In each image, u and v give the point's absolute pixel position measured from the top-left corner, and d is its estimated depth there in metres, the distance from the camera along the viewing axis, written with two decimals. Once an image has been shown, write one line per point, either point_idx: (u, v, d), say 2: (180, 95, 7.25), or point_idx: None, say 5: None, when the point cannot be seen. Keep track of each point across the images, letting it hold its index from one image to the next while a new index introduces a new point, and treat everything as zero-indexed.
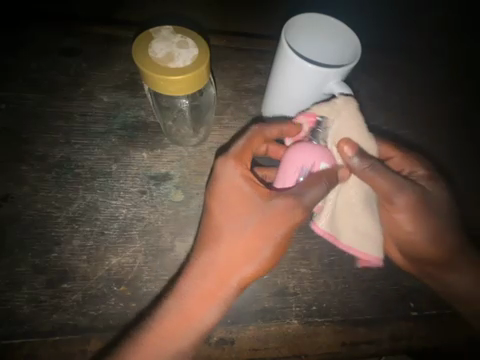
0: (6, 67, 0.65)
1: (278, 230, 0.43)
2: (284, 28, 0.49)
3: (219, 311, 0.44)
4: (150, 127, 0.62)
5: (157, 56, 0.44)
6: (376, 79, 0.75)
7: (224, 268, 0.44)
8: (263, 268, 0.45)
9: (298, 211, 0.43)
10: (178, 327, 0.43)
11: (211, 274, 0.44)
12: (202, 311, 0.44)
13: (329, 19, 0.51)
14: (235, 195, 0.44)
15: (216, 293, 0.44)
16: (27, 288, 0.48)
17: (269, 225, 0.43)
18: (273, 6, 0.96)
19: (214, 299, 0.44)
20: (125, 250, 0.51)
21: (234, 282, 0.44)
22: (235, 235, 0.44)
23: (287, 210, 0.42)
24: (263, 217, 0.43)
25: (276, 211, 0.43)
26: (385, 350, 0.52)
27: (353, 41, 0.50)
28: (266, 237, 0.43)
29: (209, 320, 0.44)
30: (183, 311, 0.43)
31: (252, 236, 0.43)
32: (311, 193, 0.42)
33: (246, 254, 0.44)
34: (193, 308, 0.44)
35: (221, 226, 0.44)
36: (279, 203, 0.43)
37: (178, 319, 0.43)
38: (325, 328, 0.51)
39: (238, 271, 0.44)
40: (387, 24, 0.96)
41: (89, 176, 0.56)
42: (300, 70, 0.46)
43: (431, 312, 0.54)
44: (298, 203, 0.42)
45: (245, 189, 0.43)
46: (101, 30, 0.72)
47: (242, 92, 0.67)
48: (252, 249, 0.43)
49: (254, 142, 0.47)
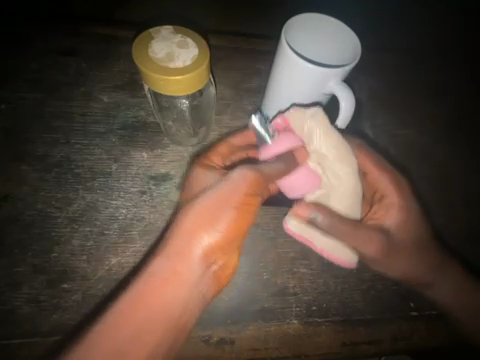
0: (5, 67, 0.65)
1: (236, 195, 0.43)
2: (284, 28, 0.49)
3: (188, 291, 0.43)
4: (150, 127, 0.62)
5: (157, 56, 0.44)
6: (376, 80, 0.75)
7: (186, 238, 0.43)
8: (224, 240, 0.43)
9: (250, 175, 0.44)
10: (140, 306, 0.42)
11: (173, 249, 0.43)
12: (169, 289, 0.43)
13: (329, 20, 0.52)
14: (197, 185, 0.47)
15: (180, 268, 0.43)
16: (27, 288, 0.48)
17: (224, 191, 0.43)
18: (273, 6, 0.96)
19: (182, 278, 0.43)
20: (125, 250, 0.51)
21: (196, 256, 0.43)
22: (194, 206, 0.43)
23: (243, 179, 0.43)
24: (220, 187, 0.43)
25: (232, 180, 0.43)
26: (385, 350, 0.53)
27: (352, 41, 0.50)
28: (225, 204, 0.43)
29: (177, 302, 0.43)
30: (148, 288, 0.42)
31: (209, 203, 0.43)
32: (269, 166, 0.45)
33: (206, 224, 0.43)
34: (158, 286, 0.43)
35: (183, 202, 0.45)
36: (234, 174, 0.44)
37: (140, 298, 0.42)
38: (325, 328, 0.51)
39: (201, 246, 0.43)
40: (386, 24, 0.96)
41: (89, 176, 0.56)
42: (300, 70, 0.47)
43: (431, 312, 0.54)
44: (258, 171, 0.44)
45: (208, 177, 0.48)
46: (101, 30, 0.72)
47: (242, 92, 0.67)
48: (211, 217, 0.43)
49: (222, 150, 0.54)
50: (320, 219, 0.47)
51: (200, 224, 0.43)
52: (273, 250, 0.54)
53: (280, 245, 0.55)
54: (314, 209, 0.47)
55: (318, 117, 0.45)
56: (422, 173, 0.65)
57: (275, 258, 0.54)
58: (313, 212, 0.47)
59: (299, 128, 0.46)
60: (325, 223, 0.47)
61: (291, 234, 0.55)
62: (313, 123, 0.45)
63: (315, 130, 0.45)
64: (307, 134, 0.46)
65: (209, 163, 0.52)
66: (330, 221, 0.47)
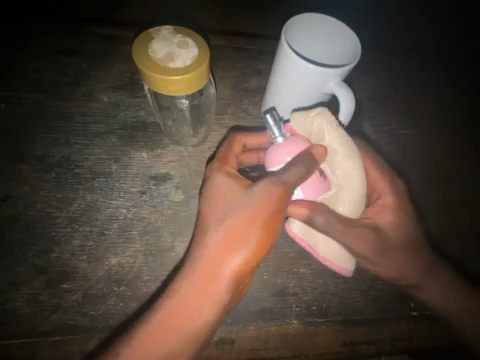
0: (5, 67, 0.65)
1: (261, 216, 0.42)
2: (284, 28, 0.49)
3: (217, 309, 0.42)
4: (150, 127, 0.62)
5: (157, 56, 0.44)
6: (377, 80, 0.75)
7: (217, 258, 0.42)
8: (255, 255, 0.42)
9: (276, 190, 0.42)
10: (170, 328, 0.41)
11: (203, 270, 0.42)
12: (199, 309, 0.42)
13: (329, 19, 0.51)
14: (221, 191, 0.45)
15: (210, 288, 0.42)
16: (27, 288, 0.48)
17: (251, 211, 0.42)
18: (273, 6, 0.96)
19: (209, 297, 0.42)
20: (125, 250, 0.51)
21: (227, 276, 0.42)
22: (225, 224, 0.42)
23: (271, 193, 0.42)
24: (246, 205, 0.42)
25: (258, 198, 0.42)
26: (385, 351, 0.53)
27: (351, 41, 0.50)
28: (250, 225, 0.42)
29: (206, 321, 0.42)
30: (176, 309, 0.41)
31: (238, 222, 0.42)
32: (290, 174, 0.42)
33: (235, 242, 0.42)
34: (187, 307, 0.42)
35: (210, 219, 0.44)
36: (259, 190, 0.42)
37: (170, 320, 0.41)
38: (325, 328, 0.51)
39: (229, 262, 0.42)
40: (386, 24, 0.96)
41: (89, 176, 0.56)
42: (299, 70, 0.46)
43: (431, 311, 0.54)
44: (282, 183, 0.42)
45: (230, 184, 0.45)
46: (101, 30, 0.72)
47: (242, 92, 0.67)
48: (240, 234, 0.42)
49: (235, 150, 0.50)
50: (320, 220, 0.45)
51: (229, 241, 0.42)
52: (273, 250, 0.54)
53: (280, 245, 0.55)
54: (314, 210, 0.45)
55: (324, 113, 0.46)
56: (422, 173, 0.65)
57: (275, 258, 0.54)
58: (313, 212, 0.45)
59: (305, 125, 0.47)
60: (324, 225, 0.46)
61: (291, 234, 0.55)
62: (320, 121, 0.46)
63: (323, 127, 0.46)
64: (317, 130, 0.46)
65: (228, 168, 0.47)
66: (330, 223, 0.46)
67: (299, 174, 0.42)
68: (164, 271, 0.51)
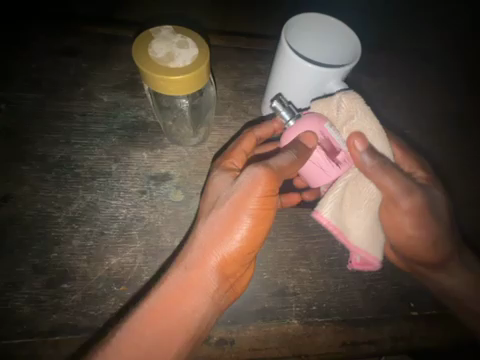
0: (6, 67, 0.65)
1: (249, 198, 0.42)
2: (284, 28, 0.49)
3: (204, 301, 0.44)
4: (150, 127, 0.62)
5: (157, 56, 0.44)
6: (377, 79, 0.74)
7: (203, 249, 0.43)
8: (243, 247, 0.43)
9: (264, 174, 0.42)
10: (161, 314, 0.42)
11: (191, 260, 0.44)
12: (186, 297, 0.43)
13: (329, 19, 0.51)
14: (215, 183, 0.47)
15: (196, 279, 0.43)
16: (27, 288, 0.48)
17: (241, 198, 0.43)
18: (273, 6, 0.96)
19: (199, 286, 0.43)
20: (125, 250, 0.51)
21: (212, 268, 0.44)
22: (214, 216, 0.44)
23: (257, 178, 0.42)
24: (232, 195, 0.43)
25: (243, 185, 0.43)
26: (385, 351, 0.53)
27: (352, 41, 0.50)
28: (239, 211, 0.43)
29: (193, 310, 0.43)
30: (165, 296, 0.42)
31: (224, 214, 0.43)
32: (283, 159, 0.44)
33: (224, 232, 0.43)
34: (176, 295, 0.43)
35: (202, 213, 0.46)
36: (245, 177, 0.43)
37: (157, 308, 0.42)
38: (325, 328, 0.51)
39: (217, 252, 0.43)
40: (386, 24, 0.96)
41: (89, 176, 0.56)
42: (299, 70, 0.46)
43: (431, 311, 0.54)
44: (268, 168, 0.43)
45: (222, 177, 0.47)
46: (101, 30, 0.72)
47: (242, 92, 0.67)
48: (229, 225, 0.43)
49: (245, 145, 0.51)
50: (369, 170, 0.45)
51: (219, 232, 0.43)
52: (273, 250, 0.54)
53: (280, 245, 0.55)
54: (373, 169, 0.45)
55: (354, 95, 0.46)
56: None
57: (275, 258, 0.54)
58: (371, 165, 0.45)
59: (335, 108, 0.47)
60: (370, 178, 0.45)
61: (291, 234, 0.55)
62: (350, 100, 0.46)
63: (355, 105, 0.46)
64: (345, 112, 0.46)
65: (228, 164, 0.49)
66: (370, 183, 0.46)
67: (289, 159, 0.44)
68: (164, 272, 0.51)
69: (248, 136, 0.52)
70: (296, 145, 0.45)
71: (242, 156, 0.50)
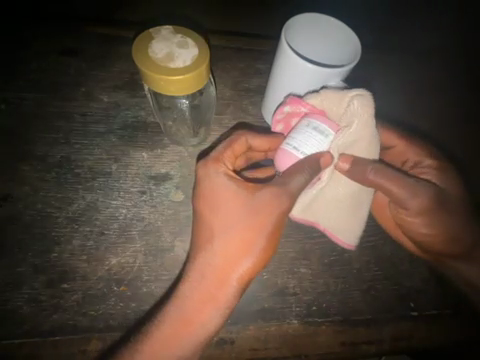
0: (5, 67, 0.65)
1: (269, 220, 0.43)
2: (284, 28, 0.49)
3: (223, 314, 0.44)
4: (150, 127, 0.62)
5: (157, 56, 0.44)
6: (377, 80, 0.75)
7: (220, 267, 0.43)
8: (261, 263, 0.44)
9: (284, 197, 0.43)
10: (181, 326, 0.43)
11: (208, 277, 0.43)
12: (203, 312, 0.43)
13: (329, 19, 0.52)
14: (221, 192, 0.44)
15: (217, 296, 0.43)
16: (27, 288, 0.48)
17: (258, 219, 0.43)
18: (274, 6, 0.96)
19: (217, 301, 0.43)
20: (125, 250, 0.51)
21: (234, 283, 0.43)
22: (228, 234, 0.43)
23: (279, 202, 0.43)
24: (254, 214, 0.43)
25: (265, 203, 0.43)
26: (385, 350, 0.52)
27: (352, 40, 0.50)
28: (258, 230, 0.43)
29: (212, 324, 0.43)
30: (183, 311, 0.43)
31: (245, 230, 0.43)
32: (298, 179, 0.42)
33: (242, 250, 0.43)
34: (195, 311, 0.43)
35: (213, 226, 0.44)
36: (266, 195, 0.43)
37: (180, 324, 0.43)
38: (325, 328, 0.51)
39: (235, 269, 0.43)
40: (386, 25, 0.97)
41: (89, 176, 0.56)
42: (299, 70, 0.47)
43: (431, 311, 0.54)
44: (288, 191, 0.43)
45: (229, 188, 0.44)
46: (101, 30, 0.72)
47: (242, 92, 0.67)
48: (247, 242, 0.43)
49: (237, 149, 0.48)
50: (370, 172, 0.45)
51: (238, 251, 0.43)
52: None
53: (280, 245, 0.55)
54: (356, 161, 0.45)
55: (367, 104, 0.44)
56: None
57: (275, 258, 0.54)
58: (356, 164, 0.45)
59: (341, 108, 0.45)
60: (375, 176, 0.45)
61: (291, 234, 0.55)
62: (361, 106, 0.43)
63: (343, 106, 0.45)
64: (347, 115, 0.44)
65: (225, 169, 0.45)
66: (380, 173, 0.46)
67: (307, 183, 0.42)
68: (164, 272, 0.51)
69: (240, 138, 0.49)
70: (312, 162, 0.41)
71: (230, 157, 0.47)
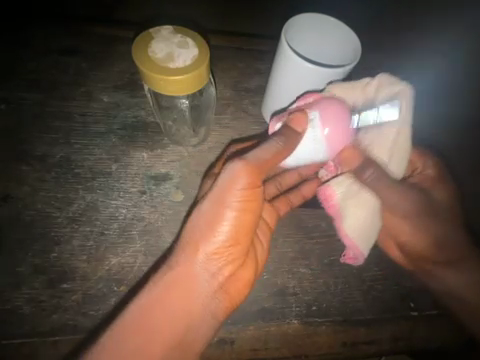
0: (6, 67, 0.65)
1: (233, 195, 0.43)
2: (284, 28, 0.49)
3: (194, 295, 0.44)
4: (150, 127, 0.62)
5: (157, 56, 0.44)
6: None
7: (190, 248, 0.44)
8: (229, 242, 0.45)
9: (243, 167, 0.43)
10: (147, 315, 0.42)
11: (179, 260, 0.44)
12: (173, 298, 0.43)
13: (329, 19, 0.51)
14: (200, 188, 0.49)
15: (185, 277, 0.44)
16: (27, 288, 0.48)
17: (223, 196, 0.43)
18: (274, 6, 0.96)
19: (189, 284, 0.44)
20: (125, 250, 0.51)
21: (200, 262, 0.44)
22: (197, 215, 0.44)
23: (237, 171, 0.42)
24: (214, 191, 0.43)
25: (226, 181, 0.43)
26: (385, 351, 0.52)
27: (352, 40, 0.50)
28: (223, 207, 0.43)
29: (182, 310, 0.43)
30: (153, 296, 0.42)
31: (212, 210, 0.43)
32: (265, 151, 0.44)
33: (209, 228, 0.43)
34: (168, 292, 0.43)
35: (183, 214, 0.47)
36: (227, 173, 0.43)
37: (147, 310, 0.42)
38: (325, 328, 0.51)
39: (204, 248, 0.44)
40: (387, 25, 0.96)
41: (89, 176, 0.56)
42: (300, 70, 0.47)
43: (432, 312, 0.54)
44: (246, 160, 0.43)
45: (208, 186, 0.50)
46: (101, 30, 0.72)
47: (242, 92, 0.67)
48: (214, 220, 0.43)
49: (237, 148, 0.58)
50: (369, 175, 0.49)
51: (205, 230, 0.43)
52: (273, 250, 0.54)
53: (280, 245, 0.55)
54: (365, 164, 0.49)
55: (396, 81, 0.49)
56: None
57: (275, 258, 0.54)
58: (364, 166, 0.49)
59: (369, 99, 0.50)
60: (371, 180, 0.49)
61: (291, 234, 0.56)
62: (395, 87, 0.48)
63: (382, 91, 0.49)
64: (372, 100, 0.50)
65: (219, 168, 0.55)
66: (377, 179, 0.49)
67: (276, 149, 0.44)
68: None
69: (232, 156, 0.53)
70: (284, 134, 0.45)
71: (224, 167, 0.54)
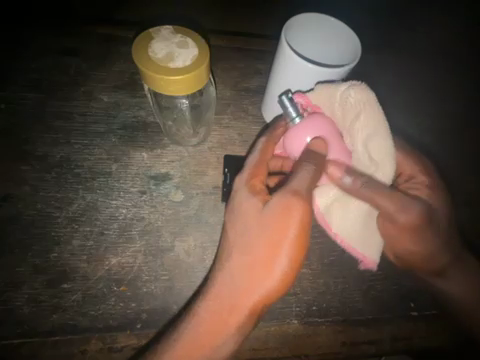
0: (6, 67, 0.65)
1: (285, 239, 0.40)
2: (284, 28, 0.49)
3: (236, 336, 0.43)
4: (150, 127, 0.62)
5: (157, 56, 0.44)
6: (376, 82, 0.75)
7: (238, 288, 0.42)
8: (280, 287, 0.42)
9: (289, 200, 0.40)
10: (195, 347, 0.43)
11: (225, 299, 0.43)
12: (218, 335, 0.43)
13: (329, 19, 0.51)
14: (246, 211, 0.43)
15: (232, 318, 0.42)
16: (27, 288, 0.48)
17: (274, 238, 0.41)
18: (274, 6, 0.96)
19: (234, 323, 0.43)
20: (125, 250, 0.51)
21: (246, 309, 0.42)
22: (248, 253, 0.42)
23: (286, 204, 0.40)
24: (267, 233, 0.41)
25: (276, 218, 0.41)
26: (385, 351, 0.52)
27: (352, 41, 0.50)
28: (275, 251, 0.41)
29: (225, 344, 0.43)
30: (202, 332, 0.43)
31: (264, 253, 0.41)
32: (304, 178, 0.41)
33: (260, 272, 0.41)
34: (210, 330, 0.43)
35: (233, 246, 0.44)
36: (276, 205, 0.41)
37: (195, 343, 0.43)
38: (325, 328, 0.51)
39: (253, 292, 0.42)
40: (387, 24, 0.96)
41: (89, 176, 0.56)
42: (300, 70, 0.47)
43: (431, 311, 0.54)
44: (298, 194, 0.40)
45: (249, 204, 0.43)
46: (101, 30, 0.72)
47: (242, 92, 0.67)
48: (265, 263, 0.41)
49: (266, 155, 0.46)
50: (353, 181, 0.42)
51: (255, 272, 0.42)
52: None
53: None
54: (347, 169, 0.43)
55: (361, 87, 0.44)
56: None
57: None
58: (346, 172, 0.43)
59: (340, 101, 0.45)
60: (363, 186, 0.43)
61: None
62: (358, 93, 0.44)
63: (362, 101, 0.43)
64: (350, 106, 0.44)
65: (259, 183, 0.44)
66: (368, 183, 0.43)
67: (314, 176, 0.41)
68: (163, 272, 0.51)
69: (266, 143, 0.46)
70: (312, 158, 0.41)
71: (263, 171, 0.45)
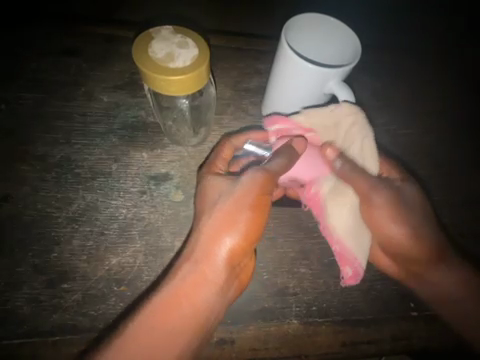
0: (6, 67, 0.65)
1: (250, 197, 0.44)
2: (284, 28, 0.49)
3: (210, 294, 0.43)
4: (150, 127, 0.62)
5: (157, 56, 0.44)
6: (375, 82, 0.75)
7: (210, 240, 0.43)
8: (247, 237, 0.44)
9: (259, 176, 0.44)
10: (172, 305, 0.42)
11: (198, 254, 0.44)
12: (196, 290, 0.43)
13: (329, 19, 0.51)
14: (210, 183, 0.47)
15: (206, 271, 0.43)
16: (27, 288, 0.48)
17: (241, 198, 0.44)
18: (274, 7, 0.95)
19: (209, 277, 0.43)
20: (125, 250, 0.51)
21: (219, 260, 0.43)
22: (217, 208, 0.44)
23: (254, 178, 0.44)
24: (232, 194, 0.44)
25: (244, 185, 0.44)
26: (385, 351, 0.52)
27: (353, 40, 0.50)
28: (241, 205, 0.43)
29: (202, 301, 0.43)
30: (177, 288, 0.43)
31: (231, 207, 0.43)
32: (275, 163, 0.46)
33: (228, 222, 0.43)
34: (187, 286, 0.43)
35: (203, 208, 0.46)
36: (246, 178, 0.45)
37: (171, 299, 0.42)
38: (325, 328, 0.51)
39: (223, 242, 0.43)
40: (387, 24, 0.96)
41: (89, 176, 0.56)
42: (300, 71, 0.47)
43: (431, 311, 0.54)
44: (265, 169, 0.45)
45: (216, 180, 0.48)
46: (101, 30, 0.72)
47: (242, 92, 0.67)
48: (232, 215, 0.43)
49: (226, 152, 0.53)
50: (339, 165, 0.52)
51: (224, 223, 0.43)
52: (272, 250, 0.54)
53: (280, 245, 0.55)
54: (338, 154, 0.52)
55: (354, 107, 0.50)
56: (415, 175, 0.65)
57: (275, 257, 0.54)
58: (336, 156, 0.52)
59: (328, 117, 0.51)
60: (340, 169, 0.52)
61: (290, 234, 0.55)
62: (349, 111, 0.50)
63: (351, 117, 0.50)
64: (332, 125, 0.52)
65: (215, 171, 0.51)
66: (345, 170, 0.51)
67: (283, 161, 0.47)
68: (164, 272, 0.51)
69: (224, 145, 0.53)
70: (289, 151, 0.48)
71: (219, 165, 0.52)
